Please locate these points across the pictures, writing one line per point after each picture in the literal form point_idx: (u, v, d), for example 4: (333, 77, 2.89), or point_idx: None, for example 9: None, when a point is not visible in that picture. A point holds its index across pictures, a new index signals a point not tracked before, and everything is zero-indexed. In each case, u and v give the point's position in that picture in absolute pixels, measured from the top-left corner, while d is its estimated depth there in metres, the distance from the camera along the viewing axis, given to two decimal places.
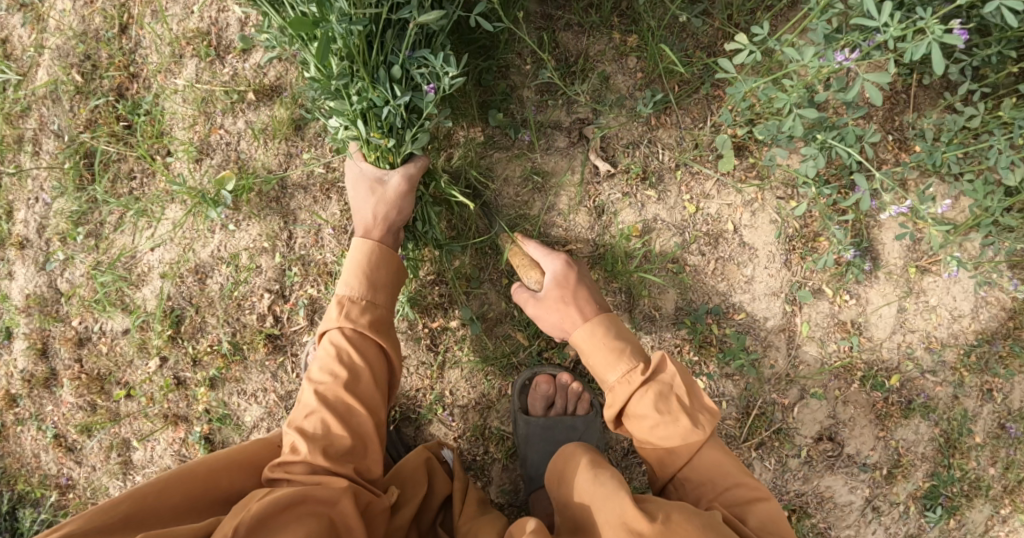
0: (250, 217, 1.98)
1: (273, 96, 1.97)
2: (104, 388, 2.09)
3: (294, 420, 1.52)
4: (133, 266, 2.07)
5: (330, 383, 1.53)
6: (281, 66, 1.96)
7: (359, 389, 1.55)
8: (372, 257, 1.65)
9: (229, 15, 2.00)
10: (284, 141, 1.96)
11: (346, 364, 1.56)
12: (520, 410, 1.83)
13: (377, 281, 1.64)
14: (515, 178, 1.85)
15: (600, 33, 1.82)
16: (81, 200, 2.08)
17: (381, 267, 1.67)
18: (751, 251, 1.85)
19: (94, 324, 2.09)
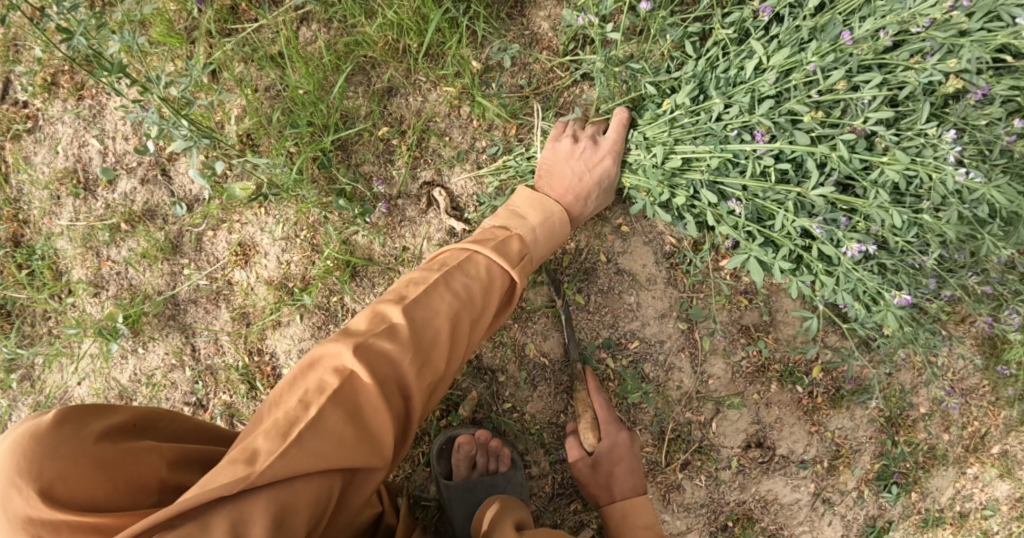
0: (153, 339, 2.02)
1: (146, 217, 2.00)
2: None
3: (411, 302, 1.33)
4: (68, 401, 2.14)
5: (464, 303, 1.36)
6: (144, 190, 2.00)
7: (477, 331, 1.39)
8: (544, 208, 1.62)
9: (89, 149, 2.05)
10: (166, 260, 1.99)
11: (480, 292, 1.39)
12: (443, 474, 1.80)
13: (547, 231, 1.59)
14: (378, 255, 1.86)
15: (426, 92, 1.84)
16: (6, 349, 2.13)
17: (555, 235, 1.60)
18: (631, 277, 1.82)
19: None
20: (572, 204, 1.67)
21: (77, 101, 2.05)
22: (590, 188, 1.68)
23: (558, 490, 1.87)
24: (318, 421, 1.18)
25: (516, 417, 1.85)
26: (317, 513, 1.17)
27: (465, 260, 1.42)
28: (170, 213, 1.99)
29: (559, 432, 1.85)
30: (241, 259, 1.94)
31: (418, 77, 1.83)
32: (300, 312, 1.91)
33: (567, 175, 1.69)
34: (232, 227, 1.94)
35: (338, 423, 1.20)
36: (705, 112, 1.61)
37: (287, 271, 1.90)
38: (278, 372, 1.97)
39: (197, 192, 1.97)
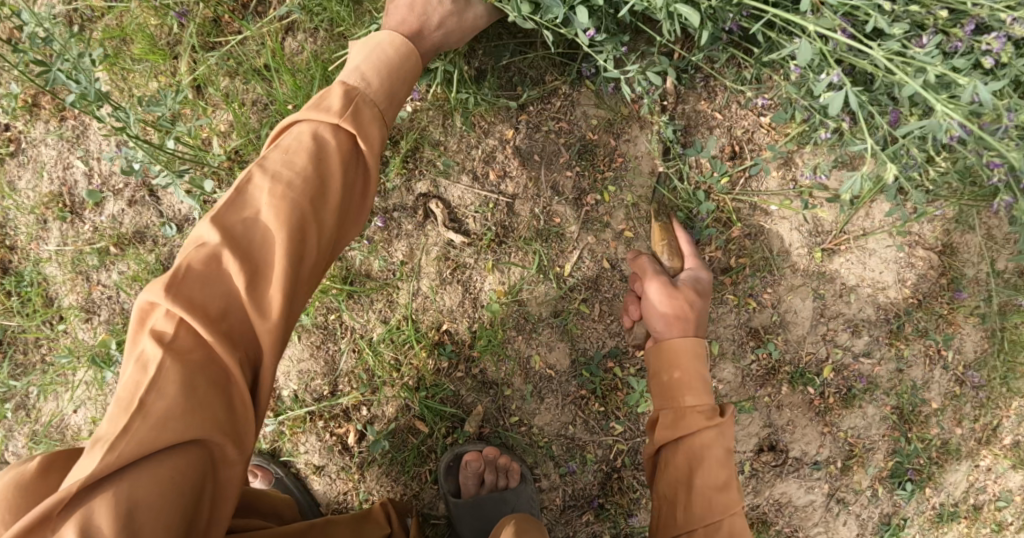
0: None
1: (135, 240, 1.95)
2: None
3: (230, 216, 1.20)
4: (64, 429, 2.08)
5: (292, 184, 1.22)
6: (132, 211, 1.94)
7: (326, 211, 1.24)
8: (368, 45, 1.40)
9: (74, 171, 1.99)
10: (159, 283, 1.95)
11: (315, 166, 1.24)
12: (450, 492, 1.77)
13: (386, 79, 1.38)
14: (375, 271, 1.80)
15: None
16: None
17: (402, 66, 1.40)
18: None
19: None
20: (410, 16, 1.46)
21: (59, 122, 1.99)
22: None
23: (570, 502, 1.84)
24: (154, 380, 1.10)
25: (524, 430, 1.81)
26: (193, 477, 1.12)
27: (296, 155, 1.25)
28: (160, 234, 1.94)
29: (568, 444, 1.81)
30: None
31: None
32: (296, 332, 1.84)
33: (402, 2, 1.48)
34: None
35: (176, 380, 1.11)
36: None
37: None
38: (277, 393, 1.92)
39: (186, 211, 1.92)
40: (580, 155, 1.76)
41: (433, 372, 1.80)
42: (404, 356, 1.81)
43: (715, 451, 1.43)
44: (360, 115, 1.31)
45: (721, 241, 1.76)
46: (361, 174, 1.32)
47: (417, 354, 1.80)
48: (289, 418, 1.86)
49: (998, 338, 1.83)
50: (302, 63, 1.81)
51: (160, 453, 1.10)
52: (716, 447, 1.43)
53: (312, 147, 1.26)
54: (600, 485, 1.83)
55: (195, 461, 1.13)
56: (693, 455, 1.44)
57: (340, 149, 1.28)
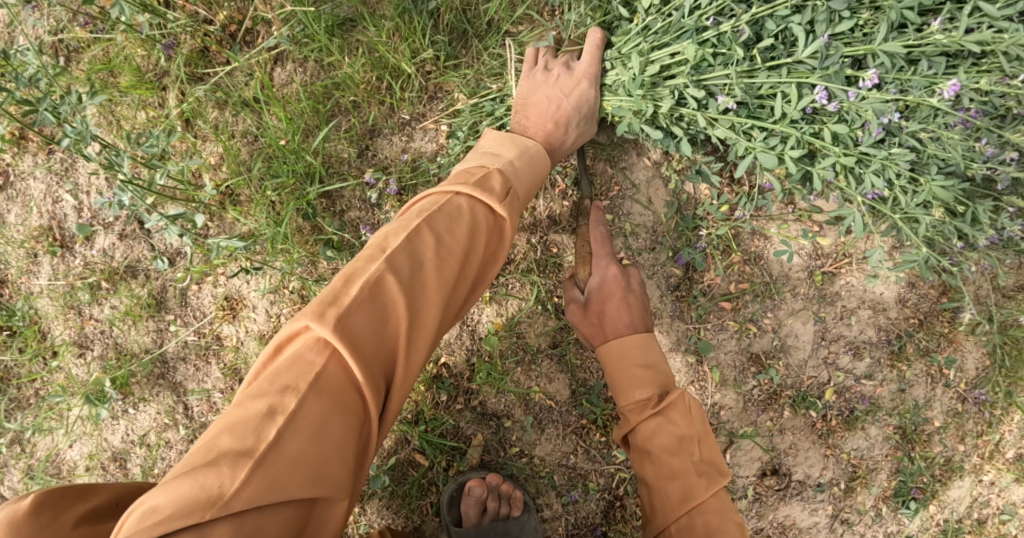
0: (144, 398, 1.96)
1: (126, 275, 1.93)
2: None
3: (398, 261, 1.20)
4: (62, 464, 2.07)
5: (448, 248, 1.24)
6: (124, 245, 1.92)
7: (464, 280, 1.26)
8: (521, 145, 1.49)
9: (64, 205, 1.96)
10: (151, 318, 1.92)
11: (469, 236, 1.27)
12: (452, 523, 1.75)
13: (528, 170, 1.45)
14: None
15: (413, 131, 1.78)
16: None
17: (538, 163, 1.48)
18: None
19: None
20: (552, 131, 1.57)
21: (47, 155, 1.96)
22: (568, 113, 1.57)
23: (573, 531, 1.82)
24: (298, 415, 1.08)
25: (526, 461, 1.80)
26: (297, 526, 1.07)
27: (459, 215, 1.28)
28: (152, 268, 1.91)
29: (569, 473, 1.80)
30: (230, 313, 1.86)
31: (402, 115, 1.77)
32: None
33: (545, 107, 1.59)
34: (217, 280, 1.87)
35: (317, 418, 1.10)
36: (677, 10, 1.49)
37: (278, 324, 1.83)
38: None
39: (178, 245, 1.89)
40: (576, 184, 1.76)
41: (432, 404, 1.79)
42: None
43: (709, 517, 1.32)
44: (510, 193, 1.36)
45: (720, 267, 1.75)
46: (499, 251, 1.33)
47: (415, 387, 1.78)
48: None
49: (1002, 357, 1.80)
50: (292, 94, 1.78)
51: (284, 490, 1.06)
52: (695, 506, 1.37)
53: (470, 220, 1.29)
54: (603, 514, 1.82)
55: (301, 512, 1.08)
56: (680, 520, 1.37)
57: (493, 221, 1.31)
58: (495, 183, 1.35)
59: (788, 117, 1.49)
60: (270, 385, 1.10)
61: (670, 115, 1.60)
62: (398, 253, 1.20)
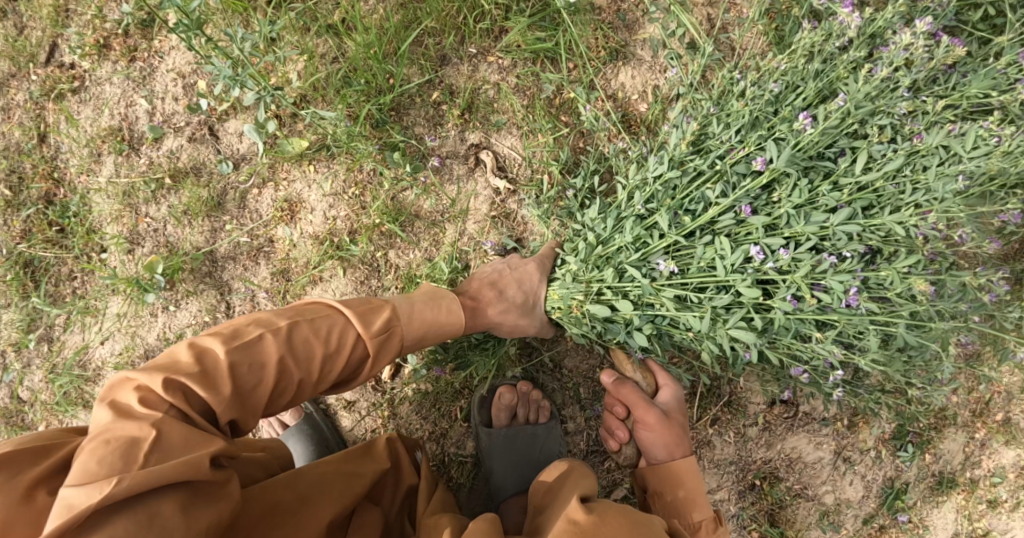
0: (189, 295, 2.03)
1: (190, 175, 2.03)
2: None
3: (250, 348, 1.30)
4: (87, 363, 2.11)
5: (302, 354, 1.34)
6: (191, 147, 2.03)
7: (307, 388, 1.36)
8: (438, 296, 1.56)
9: (137, 108, 2.09)
10: (207, 218, 2.02)
11: (326, 347, 1.36)
12: (482, 423, 1.82)
13: (426, 321, 1.51)
14: (425, 211, 1.92)
15: (477, 62, 1.94)
16: (28, 309, 2.11)
17: (442, 313, 1.54)
18: None
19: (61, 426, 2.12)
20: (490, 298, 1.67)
21: (128, 63, 2.10)
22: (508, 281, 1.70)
23: (593, 446, 1.91)
24: (153, 448, 1.15)
25: (555, 371, 1.90)
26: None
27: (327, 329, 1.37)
28: (215, 171, 2.01)
29: (594, 387, 1.89)
30: (287, 216, 1.98)
31: (470, 48, 1.94)
32: (342, 266, 1.94)
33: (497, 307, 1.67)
34: (279, 184, 1.98)
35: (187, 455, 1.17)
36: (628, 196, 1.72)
37: (333, 226, 1.95)
38: None
39: (243, 150, 2.01)
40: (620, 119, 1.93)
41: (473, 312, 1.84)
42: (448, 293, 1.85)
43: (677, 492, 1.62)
44: (388, 335, 1.44)
45: None
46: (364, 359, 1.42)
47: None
48: None
49: None
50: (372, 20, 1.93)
51: (145, 503, 1.12)
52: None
53: (332, 342, 1.37)
54: None
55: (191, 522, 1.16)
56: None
57: (358, 342, 1.40)
58: (381, 321, 1.44)
59: (726, 252, 1.54)
60: (119, 424, 1.17)
61: (604, 319, 1.69)
62: (252, 343, 1.30)
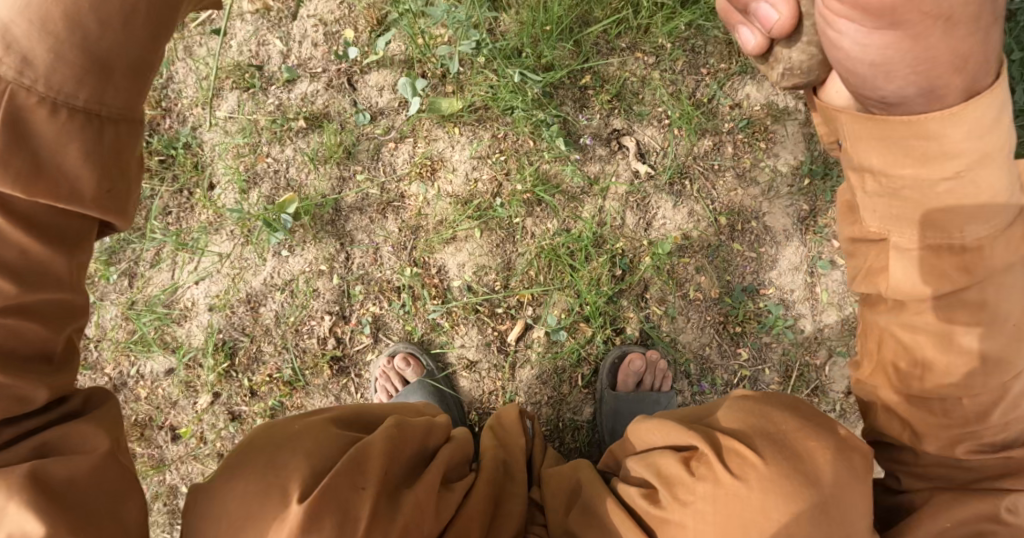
0: (306, 241, 1.99)
1: (322, 121, 2.01)
2: (145, 434, 2.08)
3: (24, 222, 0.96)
4: (175, 303, 2.06)
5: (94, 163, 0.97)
6: (328, 94, 2.01)
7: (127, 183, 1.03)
8: None
9: (270, 48, 2.04)
10: (336, 166, 1.99)
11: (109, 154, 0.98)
12: (607, 386, 1.90)
13: (106, 13, 0.94)
14: (568, 184, 1.95)
15: (626, 53, 1.99)
16: (114, 240, 2.09)
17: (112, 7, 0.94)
18: (770, 233, 2.02)
19: (131, 368, 2.09)
20: None
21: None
22: None
23: None
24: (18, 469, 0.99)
25: (670, 346, 1.98)
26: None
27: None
28: (351, 120, 2.00)
29: (703, 365, 2.00)
30: (426, 172, 1.96)
31: (621, 42, 1.99)
32: (480, 229, 1.93)
33: None
34: (420, 139, 1.97)
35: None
36: None
37: (475, 188, 1.94)
38: (445, 286, 1.93)
39: (381, 104, 1.99)
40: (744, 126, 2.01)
41: (609, 283, 1.93)
42: (587, 252, 1.93)
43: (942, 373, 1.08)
44: (105, 70, 0.96)
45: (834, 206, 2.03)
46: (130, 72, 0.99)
47: (590, 264, 1.93)
48: (458, 308, 1.93)
49: None
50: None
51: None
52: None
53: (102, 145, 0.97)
54: None
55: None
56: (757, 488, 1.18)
57: (29, 116, 0.92)
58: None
59: None
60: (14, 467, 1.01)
61: None
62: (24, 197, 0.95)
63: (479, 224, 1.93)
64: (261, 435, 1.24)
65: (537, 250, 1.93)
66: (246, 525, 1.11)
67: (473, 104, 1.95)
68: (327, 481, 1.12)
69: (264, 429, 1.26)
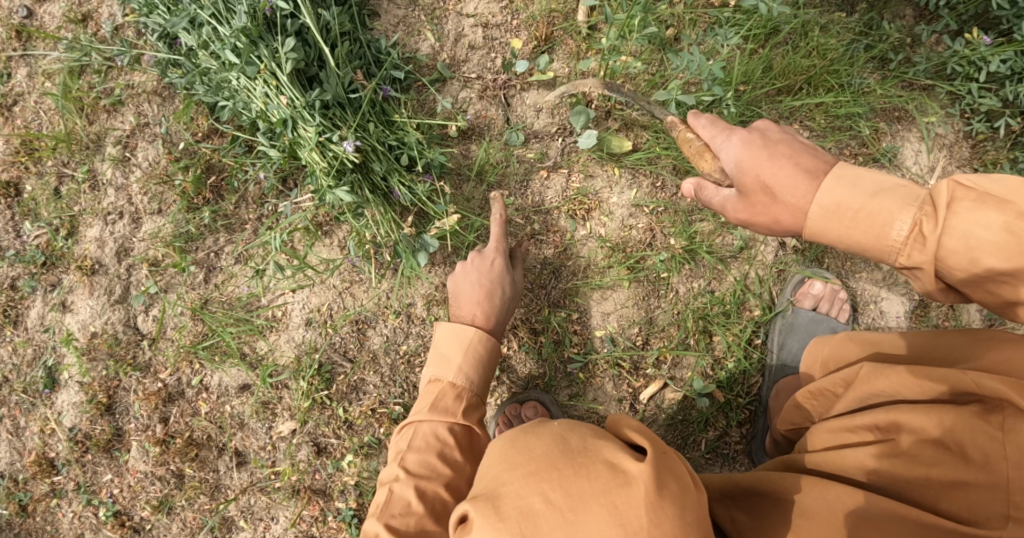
0: (433, 264, 1.77)
1: (471, 135, 1.80)
2: (200, 455, 1.79)
3: (425, 464, 1.38)
4: (261, 310, 1.78)
5: (436, 441, 1.41)
6: (479, 104, 1.82)
7: (452, 452, 1.40)
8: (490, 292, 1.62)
9: (421, 41, 1.82)
10: (482, 188, 1.79)
11: (437, 434, 1.42)
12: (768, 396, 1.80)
13: (488, 316, 1.59)
14: (718, 246, 1.85)
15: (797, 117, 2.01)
16: (192, 224, 1.79)
17: (487, 359, 1.53)
18: (882, 315, 1.89)
19: (192, 377, 1.80)
20: None
21: None
22: None
23: None
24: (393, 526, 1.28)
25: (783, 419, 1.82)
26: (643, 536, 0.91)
27: (922, 220, 1.12)
28: (500, 138, 1.81)
29: None
30: (580, 211, 1.81)
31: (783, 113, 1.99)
32: (629, 279, 1.81)
33: None
34: (575, 174, 1.82)
35: None
36: None
37: (628, 236, 1.82)
38: (585, 335, 1.79)
39: (537, 127, 1.83)
40: None
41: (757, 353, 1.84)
42: (725, 315, 1.84)
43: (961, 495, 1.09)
44: (479, 404, 1.50)
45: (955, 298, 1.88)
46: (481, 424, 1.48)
47: (735, 328, 1.84)
48: (598, 360, 1.78)
49: None
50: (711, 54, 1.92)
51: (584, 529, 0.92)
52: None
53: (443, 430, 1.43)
54: None
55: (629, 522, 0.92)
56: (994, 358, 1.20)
57: (443, 408, 1.46)
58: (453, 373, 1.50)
59: None
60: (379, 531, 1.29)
61: None
62: (423, 440, 1.41)
63: (630, 272, 1.81)
64: (523, 437, 1.04)
65: (691, 316, 1.82)
66: (590, 504, 0.93)
67: (639, 146, 1.83)
68: (645, 440, 1.04)
69: (520, 429, 1.06)
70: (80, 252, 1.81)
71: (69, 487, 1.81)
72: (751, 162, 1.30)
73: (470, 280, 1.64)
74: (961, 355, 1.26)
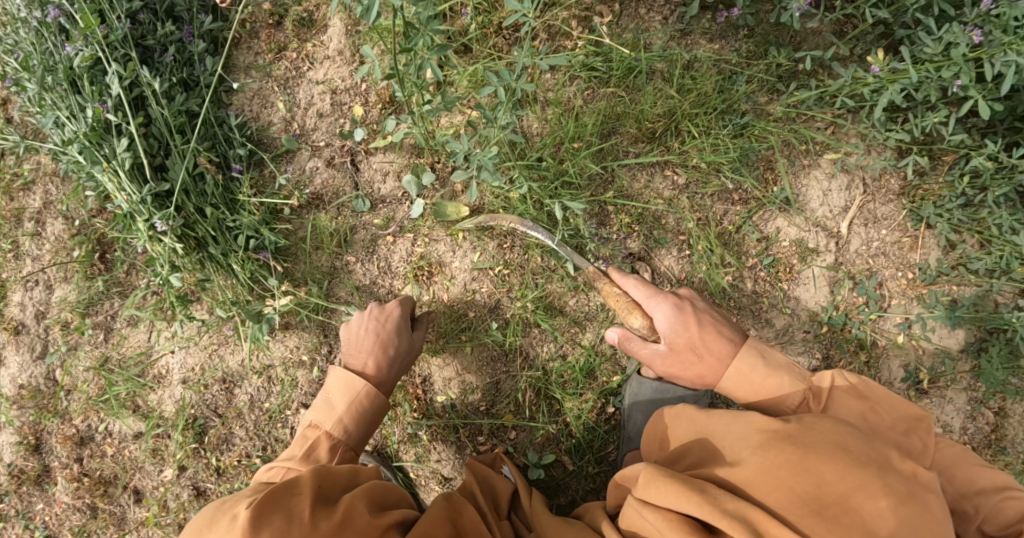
0: (288, 328, 1.92)
1: (319, 205, 1.89)
2: (108, 491, 2.02)
3: None
4: (148, 369, 2.00)
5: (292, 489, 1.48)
6: (327, 173, 1.89)
7: None
8: (388, 345, 1.69)
9: (274, 113, 1.91)
10: (330, 256, 1.88)
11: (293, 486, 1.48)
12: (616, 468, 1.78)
13: (381, 368, 1.66)
14: (570, 307, 1.82)
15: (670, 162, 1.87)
16: (90, 291, 2.00)
17: (371, 415, 1.62)
18: None
19: (98, 424, 2.03)
20: None
21: (273, 59, 1.92)
22: None
23: None
24: None
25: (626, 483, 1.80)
26: None
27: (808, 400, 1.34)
28: (348, 206, 1.88)
29: None
30: (422, 276, 1.86)
31: (651, 160, 1.88)
32: (471, 343, 1.83)
33: None
34: (418, 240, 1.87)
35: None
36: None
37: (471, 299, 1.84)
38: (427, 397, 1.84)
39: (384, 192, 1.89)
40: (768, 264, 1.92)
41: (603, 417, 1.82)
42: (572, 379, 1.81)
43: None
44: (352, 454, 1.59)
45: None
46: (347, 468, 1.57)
47: (583, 395, 1.81)
48: (438, 424, 1.84)
49: None
50: (564, 104, 1.86)
51: None
52: (879, 498, 1.09)
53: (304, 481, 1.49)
54: None
55: None
56: (765, 462, 1.17)
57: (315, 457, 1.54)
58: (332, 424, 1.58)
59: None
60: None
61: None
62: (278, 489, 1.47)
63: (472, 338, 1.83)
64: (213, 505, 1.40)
65: (534, 381, 1.81)
66: None
67: (482, 207, 1.84)
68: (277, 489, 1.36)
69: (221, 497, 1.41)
70: (9, 314, 2.03)
71: (11, 512, 2.04)
72: (683, 326, 1.47)
73: (365, 336, 1.69)
74: (743, 449, 1.22)
